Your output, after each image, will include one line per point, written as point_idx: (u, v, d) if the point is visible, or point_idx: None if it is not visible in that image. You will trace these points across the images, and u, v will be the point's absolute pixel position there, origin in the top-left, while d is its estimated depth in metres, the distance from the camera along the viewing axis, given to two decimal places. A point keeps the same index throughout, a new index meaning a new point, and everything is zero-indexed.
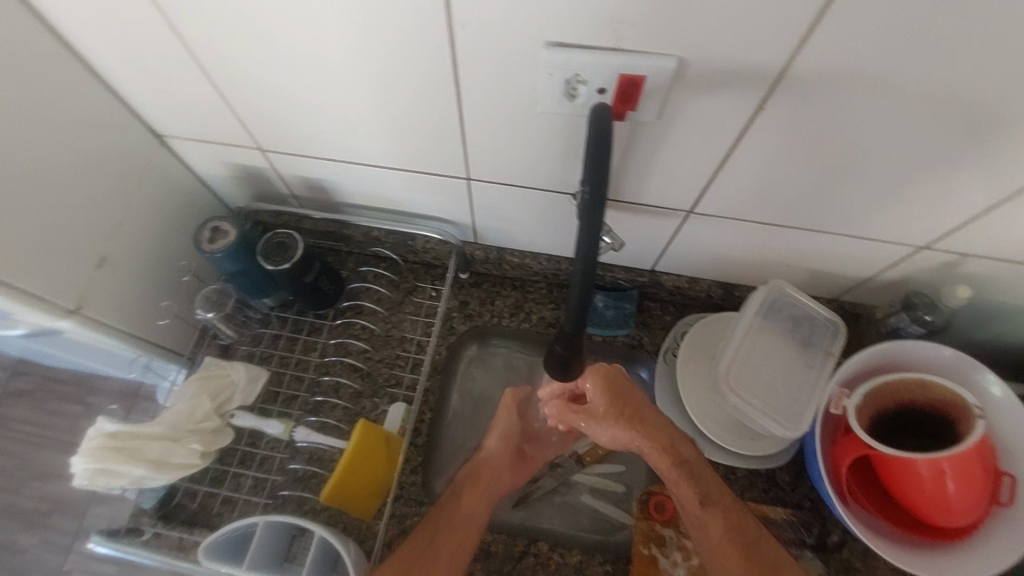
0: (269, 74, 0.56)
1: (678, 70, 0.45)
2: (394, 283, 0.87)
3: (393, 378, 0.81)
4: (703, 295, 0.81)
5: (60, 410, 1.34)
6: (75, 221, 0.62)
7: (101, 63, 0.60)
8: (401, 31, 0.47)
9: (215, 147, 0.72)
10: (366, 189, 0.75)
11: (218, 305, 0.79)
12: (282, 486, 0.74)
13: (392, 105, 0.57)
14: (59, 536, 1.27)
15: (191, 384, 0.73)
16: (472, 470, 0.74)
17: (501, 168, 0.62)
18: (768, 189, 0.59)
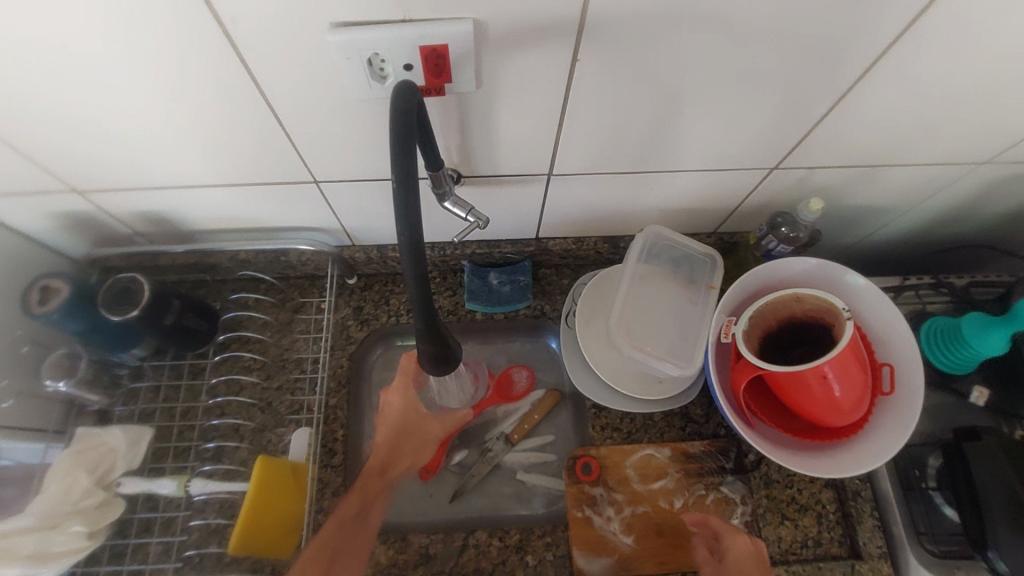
0: (46, 108, 0.49)
1: (480, 34, 0.43)
2: (278, 305, 0.82)
3: (294, 403, 0.77)
4: (592, 253, 0.81)
5: None
6: None
7: None
8: (172, 37, 0.42)
9: (23, 199, 0.63)
10: (213, 212, 0.69)
11: (71, 371, 0.70)
12: (191, 544, 0.69)
13: (199, 120, 0.51)
14: None
15: (62, 463, 0.66)
16: (386, 455, 0.70)
17: (344, 165, 0.58)
18: (617, 138, 0.58)
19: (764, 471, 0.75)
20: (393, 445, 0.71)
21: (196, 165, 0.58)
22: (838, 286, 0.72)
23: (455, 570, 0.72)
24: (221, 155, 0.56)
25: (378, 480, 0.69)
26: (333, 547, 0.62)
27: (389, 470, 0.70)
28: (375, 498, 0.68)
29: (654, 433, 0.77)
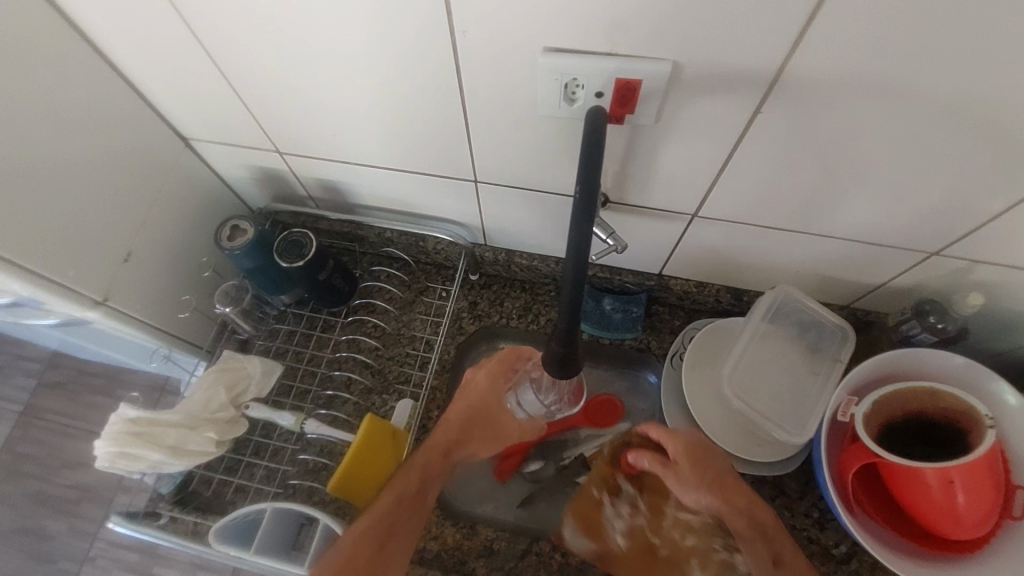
0: (284, 82, 0.59)
1: (674, 75, 0.46)
2: (406, 283, 0.89)
3: (402, 375, 0.83)
4: (712, 300, 0.80)
5: (92, 402, 1.41)
6: (104, 218, 0.66)
7: (132, 68, 0.64)
8: (406, 36, 0.49)
9: (236, 150, 0.75)
10: (378, 191, 0.77)
11: (237, 300, 0.81)
12: (292, 476, 0.77)
13: (397, 111, 0.59)
14: (85, 523, 1.33)
15: (209, 374, 0.75)
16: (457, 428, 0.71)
17: (505, 170, 0.64)
18: (772, 193, 0.59)
19: (853, 567, 0.71)
20: (465, 422, 0.72)
21: (383, 148, 0.66)
22: (982, 392, 0.67)
23: (514, 572, 0.74)
24: (404, 143, 0.64)
25: (440, 460, 0.68)
26: (393, 519, 0.62)
27: (456, 448, 0.70)
28: (432, 479, 0.67)
29: None
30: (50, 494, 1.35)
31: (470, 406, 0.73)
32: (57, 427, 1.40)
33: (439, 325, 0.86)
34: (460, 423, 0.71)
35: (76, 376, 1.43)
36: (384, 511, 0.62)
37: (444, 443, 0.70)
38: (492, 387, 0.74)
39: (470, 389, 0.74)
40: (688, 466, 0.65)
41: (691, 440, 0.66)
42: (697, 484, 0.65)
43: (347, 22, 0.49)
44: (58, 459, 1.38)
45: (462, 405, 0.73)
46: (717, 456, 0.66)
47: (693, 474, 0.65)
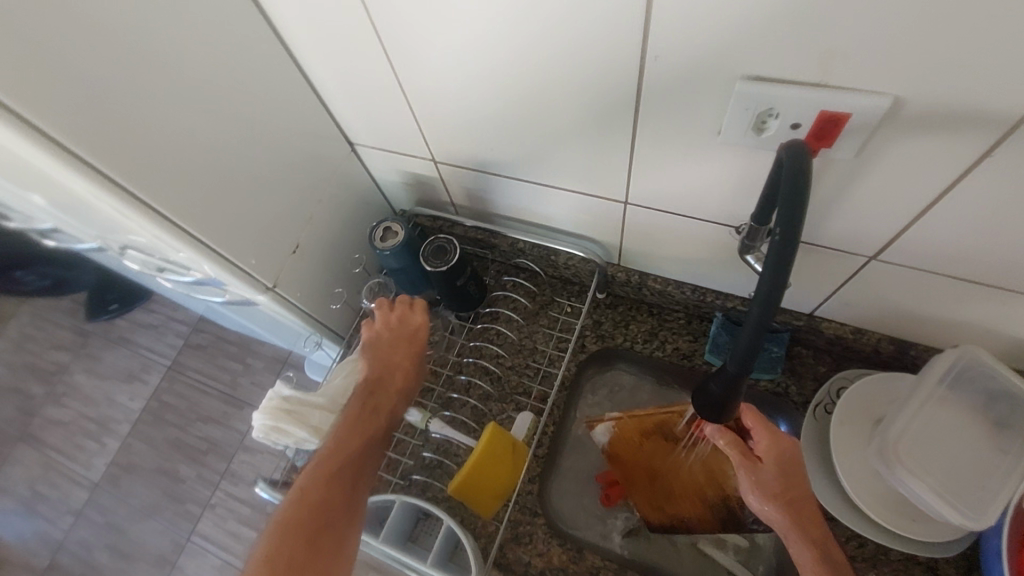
0: (456, 97, 0.62)
1: (891, 110, 0.42)
2: (532, 295, 0.90)
3: (522, 387, 0.84)
4: (869, 350, 0.72)
5: (227, 366, 1.57)
6: (280, 212, 0.72)
7: (321, 77, 0.70)
8: (590, 56, 0.49)
9: (394, 155, 0.80)
10: (522, 203, 0.78)
11: (381, 297, 0.87)
12: (412, 470, 0.80)
13: (560, 128, 0.59)
14: (210, 473, 1.48)
15: (349, 363, 0.79)
16: (403, 372, 0.80)
17: (659, 193, 0.62)
18: (978, 243, 0.52)
19: None
20: (395, 368, 0.80)
21: (538, 163, 0.67)
22: None
23: None
24: (559, 159, 0.64)
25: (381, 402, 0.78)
26: (341, 479, 0.70)
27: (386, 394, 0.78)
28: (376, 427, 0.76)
29: (885, 571, 0.67)
30: (186, 442, 1.52)
31: (404, 348, 0.80)
32: (197, 384, 1.57)
33: (562, 341, 0.86)
34: (399, 369, 0.80)
35: (217, 341, 1.60)
36: (338, 453, 0.72)
37: (383, 387, 0.78)
38: (420, 335, 0.81)
39: (396, 336, 0.81)
40: (773, 475, 0.63)
41: (789, 448, 0.63)
42: (781, 504, 0.62)
43: (533, 41, 0.50)
44: (195, 412, 1.55)
45: (393, 347, 0.80)
46: (802, 479, 0.63)
47: (776, 485, 0.63)
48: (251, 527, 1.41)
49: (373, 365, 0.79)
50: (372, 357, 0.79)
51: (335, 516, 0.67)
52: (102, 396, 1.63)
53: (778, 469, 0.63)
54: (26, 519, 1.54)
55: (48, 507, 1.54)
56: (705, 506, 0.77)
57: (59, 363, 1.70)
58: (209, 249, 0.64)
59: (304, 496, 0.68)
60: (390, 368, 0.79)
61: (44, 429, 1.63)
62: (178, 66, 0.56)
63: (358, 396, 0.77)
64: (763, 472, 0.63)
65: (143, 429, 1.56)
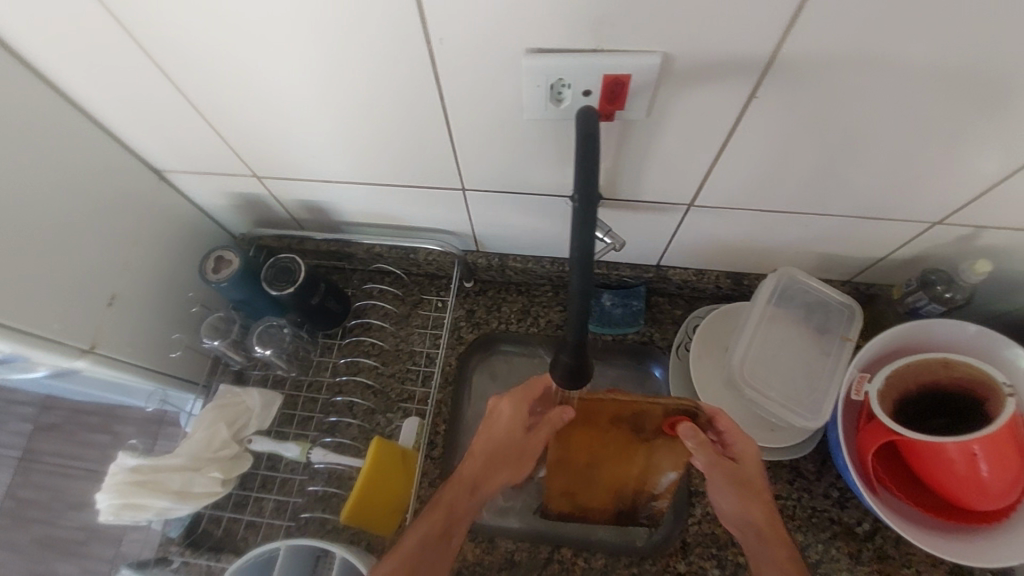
0: (256, 106, 0.57)
1: (664, 66, 0.45)
2: (400, 297, 0.87)
3: (405, 392, 0.80)
4: (712, 287, 0.79)
5: (88, 442, 1.38)
6: (82, 263, 0.63)
7: (95, 105, 0.61)
8: (380, 48, 0.47)
9: (212, 177, 0.72)
10: (364, 206, 0.75)
11: (225, 333, 0.77)
12: (303, 508, 0.74)
13: (376, 125, 0.57)
14: (95, 564, 1.31)
15: (207, 413, 0.72)
16: (524, 444, 0.66)
17: (493, 175, 0.62)
18: (770, 176, 0.57)
19: (877, 543, 0.70)
20: (490, 455, 0.66)
21: (369, 164, 0.64)
22: (994, 358, 0.66)
23: None
24: (387, 156, 0.62)
25: (468, 495, 0.65)
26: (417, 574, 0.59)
27: (482, 484, 0.66)
28: (461, 510, 0.64)
29: None
30: (57, 538, 1.33)
31: (511, 436, 0.66)
32: (56, 470, 1.37)
33: (438, 337, 0.84)
34: (528, 450, 0.67)
35: (69, 417, 1.40)
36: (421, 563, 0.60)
37: (472, 480, 0.65)
38: (515, 418, 0.66)
39: (498, 423, 0.66)
40: (748, 470, 0.62)
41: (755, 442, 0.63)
42: (755, 504, 0.62)
43: (322, 38, 0.47)
44: (61, 502, 1.35)
45: (510, 433, 0.66)
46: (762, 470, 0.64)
47: (751, 481, 0.62)
48: None
49: (494, 437, 0.66)
50: (500, 426, 0.66)
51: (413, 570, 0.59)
52: None
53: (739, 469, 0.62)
54: None
55: None
56: (609, 494, 0.71)
57: None
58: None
59: None
60: (481, 447, 0.66)
61: None
62: None
63: (492, 443, 0.66)
64: (741, 468, 0.62)
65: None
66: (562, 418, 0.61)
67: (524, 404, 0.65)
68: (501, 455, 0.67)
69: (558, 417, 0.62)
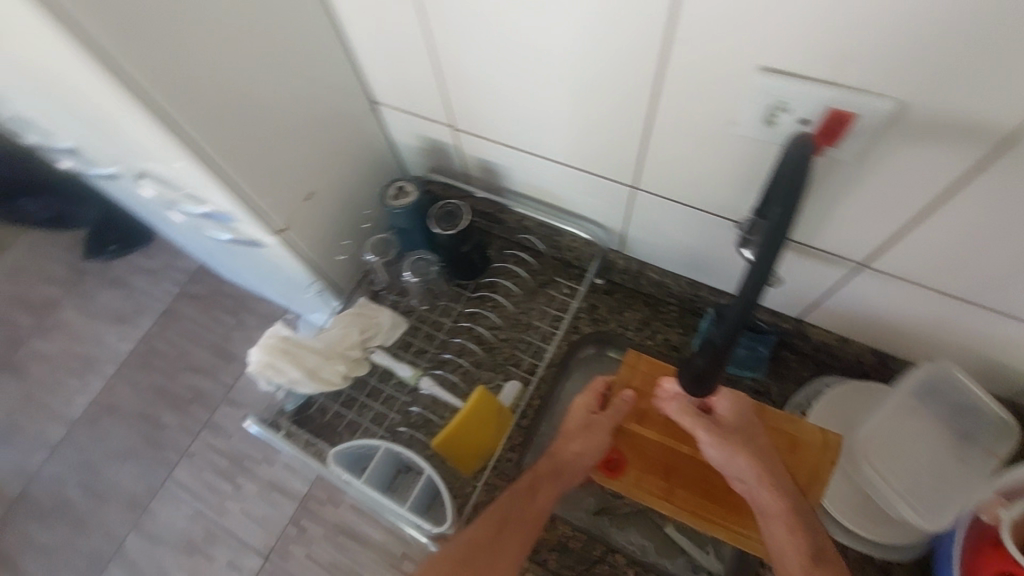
0: (484, 67, 0.63)
1: (895, 115, 0.45)
2: (533, 272, 0.91)
3: (513, 357, 0.85)
4: (851, 359, 0.76)
5: (218, 317, 1.69)
6: (298, 161, 0.74)
7: (352, 32, 0.71)
8: (622, 37, 0.51)
9: (415, 119, 0.81)
10: (534, 180, 0.80)
11: (384, 253, 0.87)
12: (399, 424, 0.82)
13: (580, 107, 0.61)
14: (192, 421, 1.58)
15: (346, 315, 0.82)
16: (578, 425, 0.71)
17: (671, 181, 0.64)
18: (964, 260, 0.54)
19: None
20: (567, 435, 0.71)
21: (557, 141, 0.68)
22: None
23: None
24: (577, 138, 0.66)
25: (547, 462, 0.69)
26: (503, 519, 0.63)
27: (561, 462, 0.68)
28: (546, 480, 0.68)
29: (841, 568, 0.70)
30: (163, 385, 1.65)
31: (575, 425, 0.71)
32: (195, 335, 1.69)
33: (555, 318, 0.87)
34: (604, 442, 0.70)
35: (213, 292, 1.72)
36: (508, 524, 0.63)
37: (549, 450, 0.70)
38: (588, 401, 0.73)
39: (571, 410, 0.74)
40: (730, 415, 0.65)
41: (749, 453, 0.63)
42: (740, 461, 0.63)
43: (568, 19, 0.52)
44: (176, 358, 1.68)
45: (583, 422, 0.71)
46: (762, 440, 0.64)
47: (736, 427, 0.64)
48: (226, 481, 1.49)
49: (575, 421, 0.72)
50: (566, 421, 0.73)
51: (508, 515, 0.64)
52: (93, 334, 1.76)
53: (736, 426, 0.64)
54: (10, 451, 1.65)
55: (22, 441, 1.65)
56: (670, 482, 0.70)
57: (47, 297, 1.84)
58: (216, 173, 0.63)
59: (477, 541, 0.61)
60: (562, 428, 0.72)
61: (32, 363, 1.78)
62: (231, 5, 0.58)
63: (573, 423, 0.72)
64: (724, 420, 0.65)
65: (125, 370, 1.70)
66: (624, 401, 0.71)
67: (593, 390, 0.74)
68: (576, 431, 0.71)
69: (623, 401, 0.71)
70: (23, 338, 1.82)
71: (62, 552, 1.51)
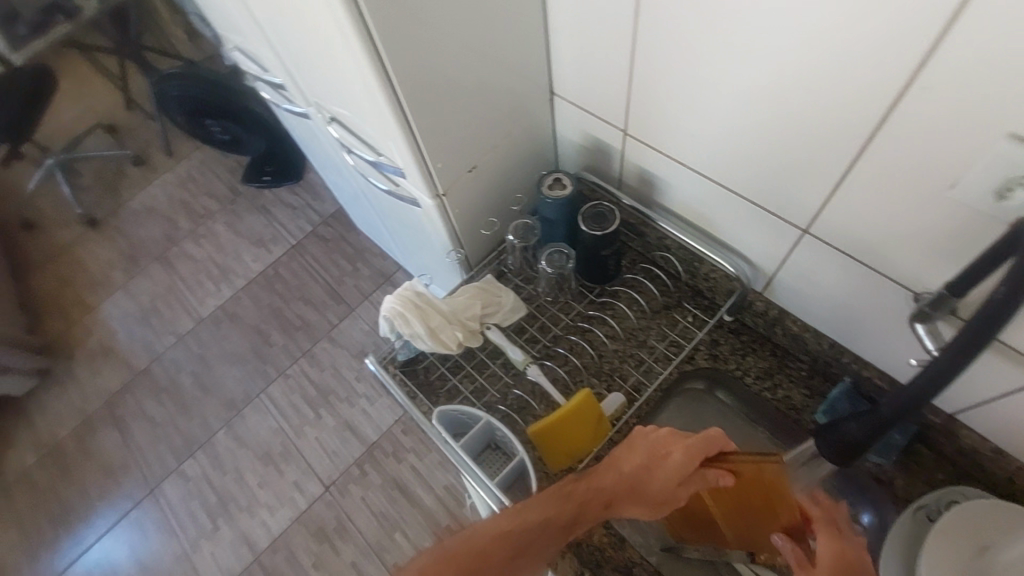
0: (684, 77, 0.64)
1: None
2: (661, 292, 0.89)
3: (621, 370, 0.83)
4: (1004, 478, 0.67)
5: (348, 265, 1.93)
6: (469, 131, 0.78)
7: (558, 24, 0.74)
8: (852, 68, 0.49)
9: (587, 117, 0.83)
10: (692, 201, 0.78)
11: (523, 238, 0.90)
12: (498, 403, 0.83)
13: (776, 134, 0.60)
14: (298, 346, 1.82)
15: (474, 287, 0.86)
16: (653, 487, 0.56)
17: (853, 230, 0.61)
18: None
19: None
20: (632, 489, 0.56)
21: (730, 169, 0.68)
22: None
23: None
24: (754, 168, 0.65)
25: (601, 508, 0.55)
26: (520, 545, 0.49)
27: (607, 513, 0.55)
28: (585, 525, 0.54)
29: None
30: (284, 313, 1.89)
31: (647, 480, 0.57)
32: (309, 267, 1.95)
33: (674, 344, 0.84)
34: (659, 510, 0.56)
35: (348, 245, 1.97)
36: (525, 552, 0.49)
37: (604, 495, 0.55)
38: (682, 462, 0.56)
39: (660, 463, 0.57)
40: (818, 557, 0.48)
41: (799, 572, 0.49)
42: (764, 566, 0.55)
43: (795, 48, 0.52)
44: (298, 291, 1.91)
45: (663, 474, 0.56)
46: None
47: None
48: (311, 407, 1.72)
49: (640, 470, 0.57)
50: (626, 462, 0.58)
51: (529, 546, 0.49)
52: (233, 250, 2.05)
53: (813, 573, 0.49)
54: (148, 329, 1.95)
55: (161, 323, 1.96)
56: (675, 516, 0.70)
57: (208, 209, 2.16)
58: (411, 129, 0.71)
59: (468, 555, 0.47)
60: (623, 475, 0.57)
61: (179, 260, 2.07)
62: None
63: (647, 480, 0.57)
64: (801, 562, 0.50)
65: (254, 290, 1.95)
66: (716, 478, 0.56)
67: (696, 452, 0.57)
68: (640, 487, 0.56)
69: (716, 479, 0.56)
70: (178, 237, 2.12)
71: (168, 424, 1.78)
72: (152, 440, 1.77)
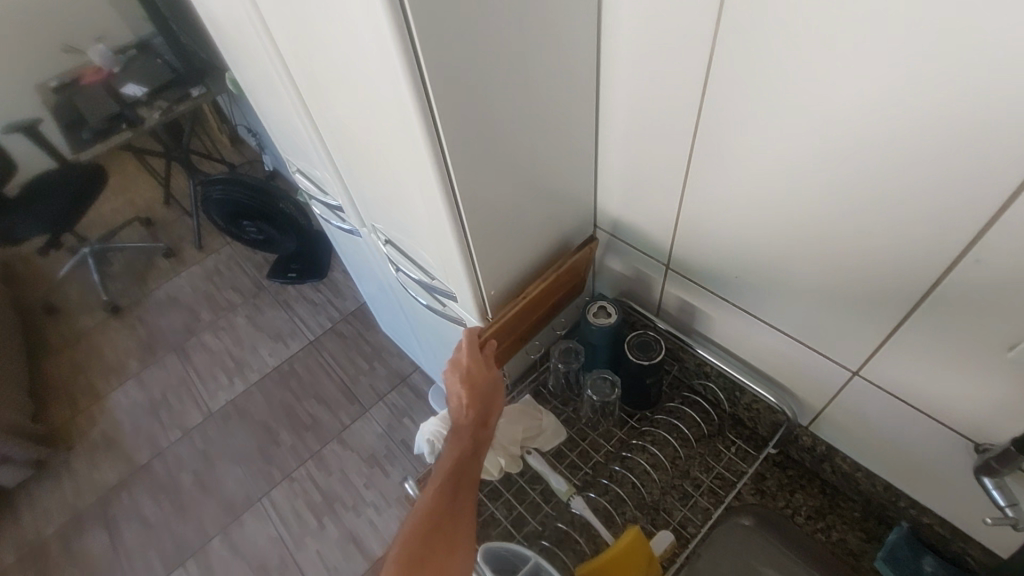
0: (732, 219, 0.69)
1: None
2: (702, 421, 0.87)
3: (666, 503, 0.80)
4: None
5: (364, 364, 1.93)
6: (518, 256, 0.83)
7: (609, 167, 0.82)
8: (905, 227, 0.54)
9: (628, 248, 0.88)
10: (734, 332, 0.81)
11: (567, 361, 0.91)
12: (541, 536, 0.80)
13: (822, 276, 0.64)
14: (307, 446, 1.77)
15: (514, 409, 0.87)
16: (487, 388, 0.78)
17: (901, 371, 0.62)
18: None
19: None
20: (477, 401, 0.76)
21: (803, 279, 0.66)
22: None
23: None
24: (820, 286, 0.65)
25: (480, 435, 0.75)
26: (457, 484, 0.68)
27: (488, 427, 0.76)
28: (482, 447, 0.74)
29: None
30: (295, 410, 1.86)
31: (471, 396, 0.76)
32: (325, 364, 1.95)
33: (719, 476, 0.82)
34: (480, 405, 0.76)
35: (365, 343, 1.99)
36: (456, 485, 0.68)
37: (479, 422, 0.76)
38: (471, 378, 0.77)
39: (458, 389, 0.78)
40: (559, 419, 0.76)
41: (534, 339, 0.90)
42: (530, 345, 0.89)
43: (852, 196, 0.56)
44: (312, 389, 1.90)
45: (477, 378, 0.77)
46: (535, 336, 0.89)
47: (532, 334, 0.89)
48: (315, 515, 1.64)
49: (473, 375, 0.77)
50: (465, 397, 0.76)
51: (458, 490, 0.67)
52: (251, 344, 2.06)
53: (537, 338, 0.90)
54: (156, 421, 1.92)
55: (170, 416, 1.92)
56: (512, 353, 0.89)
57: (230, 302, 2.21)
58: (470, 249, 0.74)
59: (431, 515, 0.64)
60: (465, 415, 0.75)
61: (196, 351, 2.08)
62: (532, 131, 0.70)
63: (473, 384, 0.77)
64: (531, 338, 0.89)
65: (267, 386, 1.93)
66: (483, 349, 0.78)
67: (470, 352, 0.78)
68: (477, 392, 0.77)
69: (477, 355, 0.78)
70: (198, 328, 2.15)
71: (162, 527, 1.69)
72: (143, 544, 1.67)
